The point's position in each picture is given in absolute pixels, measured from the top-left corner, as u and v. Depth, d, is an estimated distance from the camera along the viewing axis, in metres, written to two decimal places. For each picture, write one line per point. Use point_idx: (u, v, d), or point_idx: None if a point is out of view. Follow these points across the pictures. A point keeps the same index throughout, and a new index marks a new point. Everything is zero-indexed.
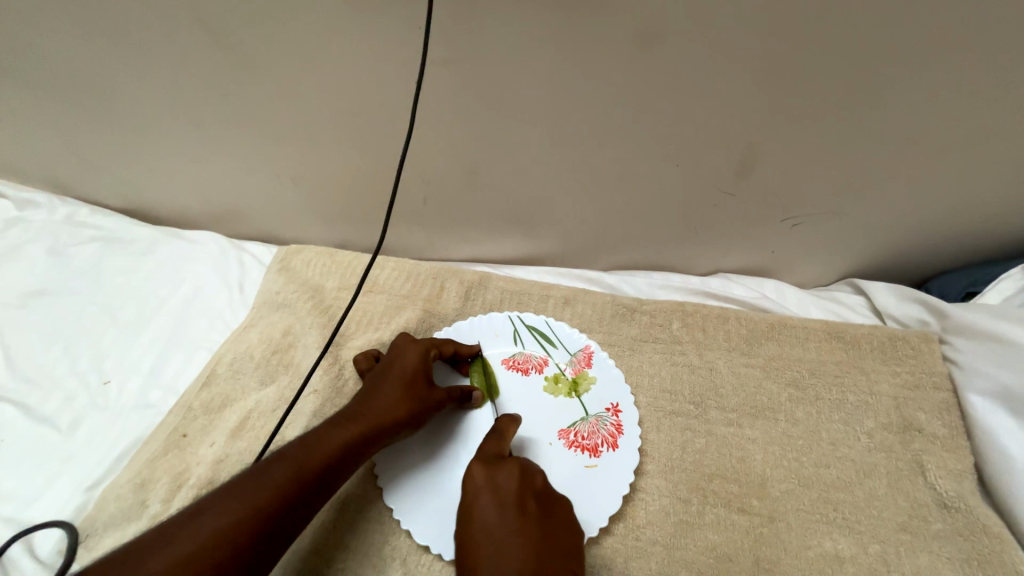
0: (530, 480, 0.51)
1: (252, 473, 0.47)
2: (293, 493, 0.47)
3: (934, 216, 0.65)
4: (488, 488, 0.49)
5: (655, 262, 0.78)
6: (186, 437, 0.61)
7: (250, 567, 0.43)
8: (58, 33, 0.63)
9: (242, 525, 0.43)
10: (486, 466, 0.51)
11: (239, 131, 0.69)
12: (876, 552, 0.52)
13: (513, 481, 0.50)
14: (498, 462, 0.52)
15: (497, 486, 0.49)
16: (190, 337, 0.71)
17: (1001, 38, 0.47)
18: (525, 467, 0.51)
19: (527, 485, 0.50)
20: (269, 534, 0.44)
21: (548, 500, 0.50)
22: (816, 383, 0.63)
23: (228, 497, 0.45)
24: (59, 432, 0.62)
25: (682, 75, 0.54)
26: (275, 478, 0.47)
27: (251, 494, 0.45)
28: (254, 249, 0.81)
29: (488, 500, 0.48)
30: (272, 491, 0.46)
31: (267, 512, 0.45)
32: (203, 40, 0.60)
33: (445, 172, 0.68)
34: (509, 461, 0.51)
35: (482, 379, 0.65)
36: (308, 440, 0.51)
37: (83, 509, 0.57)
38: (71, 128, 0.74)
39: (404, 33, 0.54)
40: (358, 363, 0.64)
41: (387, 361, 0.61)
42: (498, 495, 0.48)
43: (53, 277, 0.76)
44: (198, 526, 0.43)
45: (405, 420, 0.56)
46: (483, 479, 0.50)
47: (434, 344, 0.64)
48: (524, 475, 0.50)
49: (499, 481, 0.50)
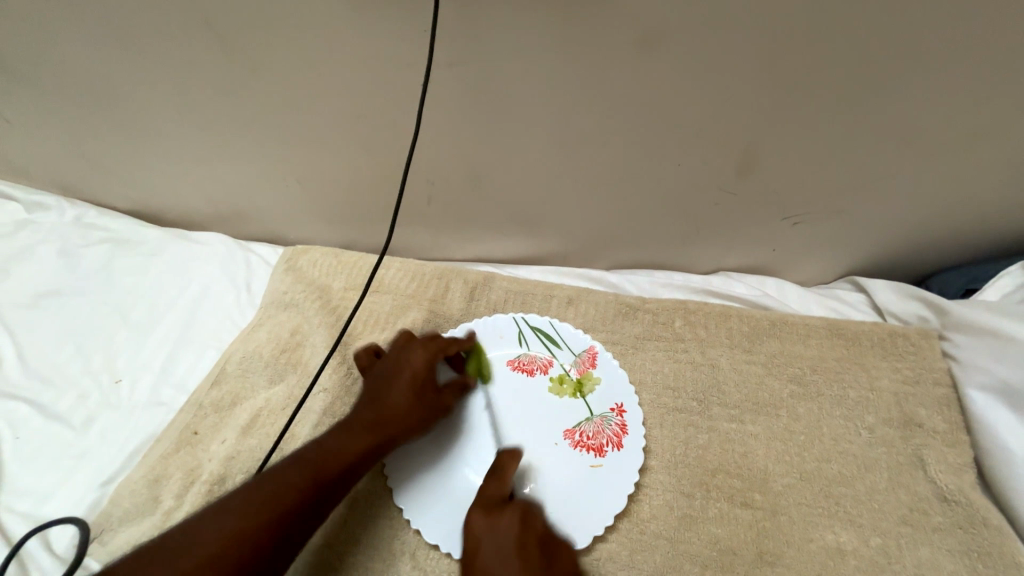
0: (531, 524, 0.51)
1: (270, 474, 0.48)
2: (311, 494, 0.48)
3: (934, 214, 0.65)
4: (491, 537, 0.49)
5: (657, 261, 0.79)
6: (197, 435, 0.62)
7: (273, 565, 0.45)
8: (69, 39, 0.64)
9: (263, 524, 0.45)
10: (487, 513, 0.51)
11: (246, 133, 0.70)
12: (877, 544, 0.53)
13: (515, 527, 0.49)
14: (499, 507, 0.52)
15: (500, 534, 0.49)
16: (199, 337, 0.72)
17: (997, 37, 0.48)
18: (526, 511, 0.51)
19: (530, 530, 0.50)
20: (287, 534, 0.46)
21: (549, 547, 0.50)
22: (817, 379, 0.63)
23: (248, 497, 0.46)
24: (72, 430, 0.63)
25: (683, 75, 0.55)
26: (293, 480, 0.48)
27: (272, 495, 0.47)
28: (261, 250, 0.82)
29: (491, 548, 0.48)
30: (291, 492, 0.47)
31: (287, 511, 0.46)
32: (212, 44, 0.61)
33: (450, 173, 0.69)
34: (511, 508, 0.51)
35: (475, 366, 0.67)
36: (323, 444, 0.52)
37: (98, 505, 0.58)
38: (80, 131, 0.75)
39: (410, 36, 0.55)
40: (358, 358, 0.64)
41: (392, 362, 0.62)
42: (502, 543, 0.48)
43: (64, 278, 0.77)
44: (221, 525, 0.44)
45: (415, 424, 0.57)
46: (486, 528, 0.49)
47: (440, 346, 0.64)
48: (526, 522, 0.50)
49: (502, 528, 0.49)
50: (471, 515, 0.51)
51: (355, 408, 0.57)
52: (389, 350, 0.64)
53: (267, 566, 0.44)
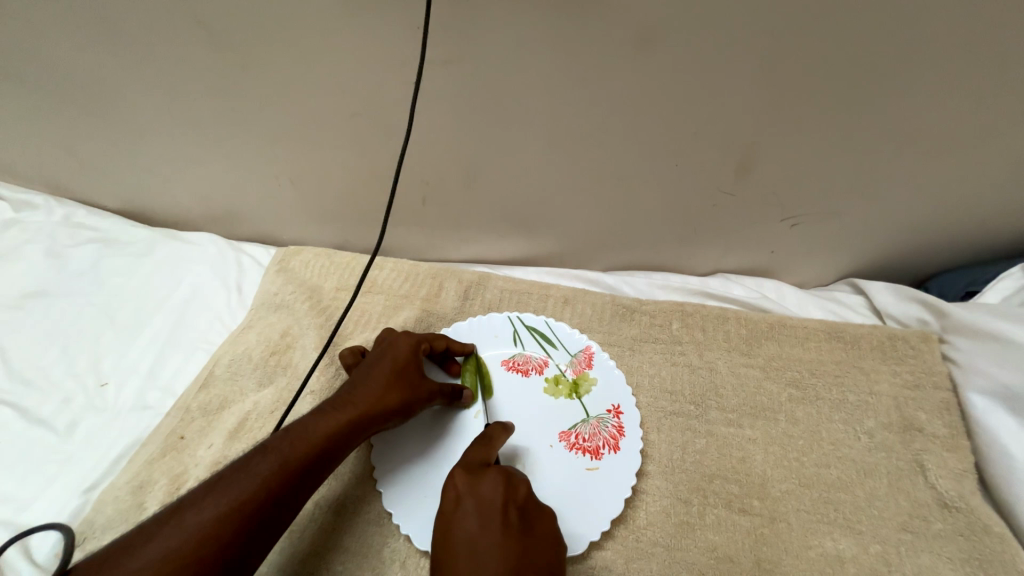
0: (514, 490, 0.49)
1: (235, 469, 0.46)
2: (279, 485, 0.46)
3: (934, 215, 0.65)
4: (471, 499, 0.47)
5: (654, 262, 0.78)
6: (184, 439, 0.61)
7: (238, 563, 0.42)
8: (55, 35, 0.62)
9: (225, 521, 0.43)
10: (469, 475, 0.49)
11: (236, 132, 0.69)
12: (877, 552, 0.52)
13: (496, 491, 0.48)
14: (481, 470, 0.50)
15: (480, 496, 0.47)
16: (188, 338, 0.71)
17: (997, 38, 0.47)
18: (509, 476, 0.49)
19: (510, 496, 0.48)
20: (257, 528, 0.44)
21: (529, 512, 0.48)
22: (816, 383, 0.63)
23: (209, 493, 0.44)
24: (56, 434, 0.62)
25: (680, 76, 0.54)
26: (258, 471, 0.46)
27: (234, 489, 0.45)
28: (253, 250, 0.80)
29: (471, 512, 0.46)
30: (256, 484, 0.45)
31: (252, 505, 0.44)
32: (201, 41, 0.59)
33: (444, 173, 0.68)
34: (493, 470, 0.49)
35: (473, 378, 0.64)
36: (292, 430, 0.50)
37: (80, 511, 0.57)
38: (68, 129, 0.73)
39: (402, 35, 0.54)
40: (344, 358, 0.63)
41: (378, 349, 0.61)
42: (481, 507, 0.46)
43: (51, 278, 0.76)
44: (180, 521, 0.43)
45: (395, 405, 0.56)
46: (466, 490, 0.48)
47: (425, 339, 0.63)
48: (508, 486, 0.48)
49: (483, 491, 0.48)
50: (453, 476, 0.49)
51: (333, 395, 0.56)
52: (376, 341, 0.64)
53: (233, 563, 0.42)
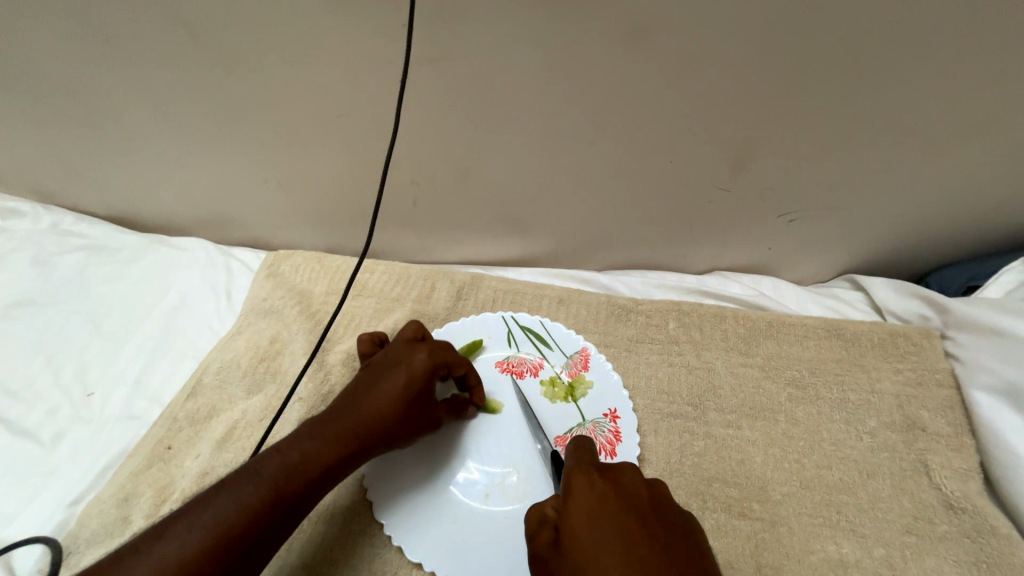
0: (642, 488, 0.41)
1: (218, 494, 0.45)
2: (265, 512, 0.45)
3: (933, 208, 0.64)
4: (621, 492, 0.40)
5: (649, 261, 0.77)
6: (171, 450, 0.60)
7: None
8: (32, 38, 0.61)
9: (209, 550, 0.42)
10: (605, 472, 0.42)
11: (222, 134, 0.67)
12: (882, 556, 0.51)
13: (639, 490, 0.41)
14: (610, 468, 0.43)
15: (632, 491, 0.41)
16: (177, 346, 0.70)
17: (990, 27, 0.46)
18: (635, 476, 0.42)
19: (637, 492, 0.41)
20: (237, 559, 0.42)
21: (659, 507, 0.40)
22: (816, 382, 0.62)
23: (192, 523, 0.43)
24: (41, 445, 0.61)
25: (670, 72, 0.53)
26: (244, 498, 0.45)
27: (220, 519, 0.43)
28: (243, 255, 0.79)
29: (614, 509, 0.39)
30: (242, 513, 0.44)
31: (238, 536, 0.43)
32: (181, 43, 0.58)
33: (435, 173, 0.67)
34: (613, 472, 0.42)
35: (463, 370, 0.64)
36: (284, 455, 0.48)
37: (65, 525, 0.56)
38: (51, 134, 0.72)
39: (385, 34, 0.53)
40: (363, 341, 0.63)
41: (395, 363, 0.58)
42: (633, 500, 0.40)
43: (38, 286, 0.75)
44: (161, 553, 0.41)
45: (392, 434, 0.54)
46: (609, 486, 0.41)
47: (445, 361, 0.58)
48: (651, 481, 0.42)
49: (631, 483, 0.41)
50: (580, 471, 0.43)
51: (339, 407, 0.54)
52: (395, 347, 0.60)
53: None
